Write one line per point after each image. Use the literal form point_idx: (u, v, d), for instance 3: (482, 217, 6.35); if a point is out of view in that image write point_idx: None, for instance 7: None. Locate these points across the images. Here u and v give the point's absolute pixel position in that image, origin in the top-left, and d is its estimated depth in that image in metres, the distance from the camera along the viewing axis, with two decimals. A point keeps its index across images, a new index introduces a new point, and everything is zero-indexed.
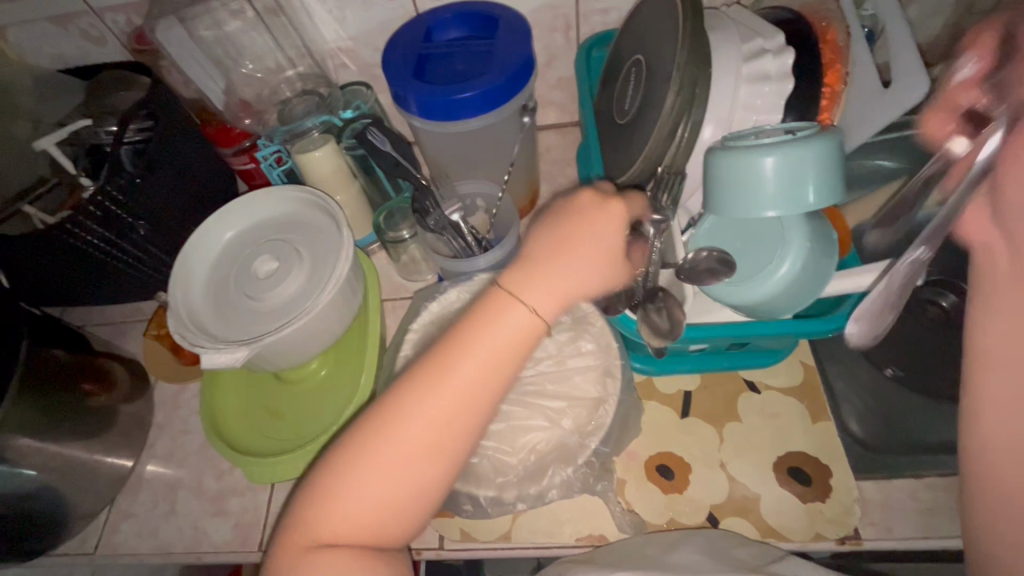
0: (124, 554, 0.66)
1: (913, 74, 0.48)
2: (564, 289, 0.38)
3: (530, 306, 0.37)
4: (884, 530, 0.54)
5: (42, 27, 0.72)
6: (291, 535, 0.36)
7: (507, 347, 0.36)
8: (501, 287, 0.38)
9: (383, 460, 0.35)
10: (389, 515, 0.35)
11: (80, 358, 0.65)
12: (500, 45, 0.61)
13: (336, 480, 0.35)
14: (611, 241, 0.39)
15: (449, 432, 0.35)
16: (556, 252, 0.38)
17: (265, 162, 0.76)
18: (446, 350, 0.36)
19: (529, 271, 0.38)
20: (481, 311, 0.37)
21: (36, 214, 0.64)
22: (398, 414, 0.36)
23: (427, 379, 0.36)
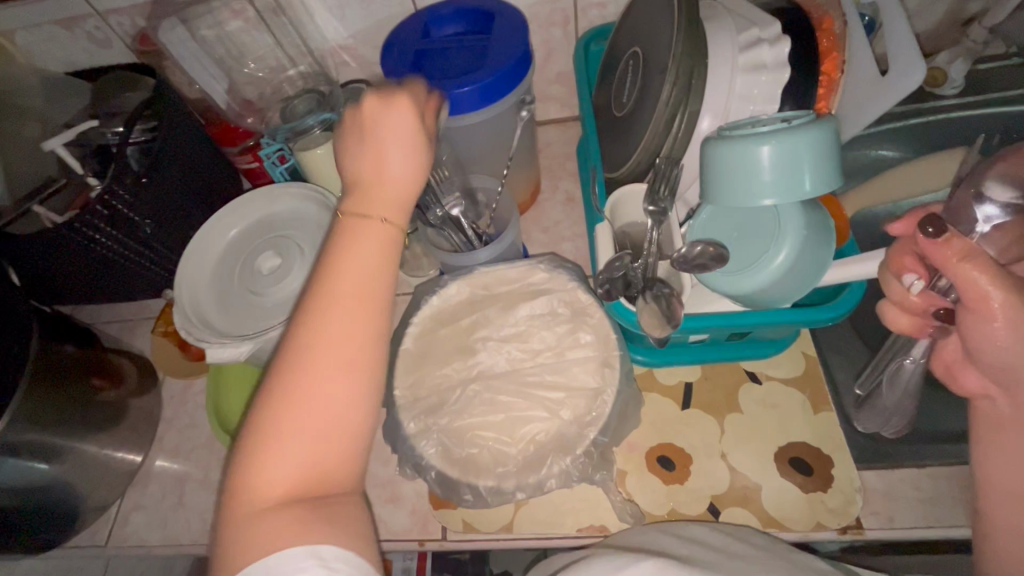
0: (135, 545, 0.68)
1: (909, 59, 0.48)
2: (401, 198, 0.40)
3: (383, 216, 0.38)
4: (886, 519, 0.54)
5: (48, 30, 0.73)
6: (231, 510, 0.33)
7: (377, 258, 0.37)
8: (358, 214, 0.38)
9: (299, 403, 0.33)
10: (325, 457, 0.34)
11: (90, 352, 0.67)
12: (497, 39, 0.61)
13: (256, 439, 0.33)
14: (410, 129, 0.41)
15: (356, 349, 0.35)
16: (371, 164, 0.40)
17: (269, 160, 0.77)
18: (320, 279, 0.36)
19: (362, 190, 0.40)
20: (340, 235, 0.38)
21: (45, 214, 0.66)
22: (303, 354, 0.34)
23: (314, 306, 0.35)
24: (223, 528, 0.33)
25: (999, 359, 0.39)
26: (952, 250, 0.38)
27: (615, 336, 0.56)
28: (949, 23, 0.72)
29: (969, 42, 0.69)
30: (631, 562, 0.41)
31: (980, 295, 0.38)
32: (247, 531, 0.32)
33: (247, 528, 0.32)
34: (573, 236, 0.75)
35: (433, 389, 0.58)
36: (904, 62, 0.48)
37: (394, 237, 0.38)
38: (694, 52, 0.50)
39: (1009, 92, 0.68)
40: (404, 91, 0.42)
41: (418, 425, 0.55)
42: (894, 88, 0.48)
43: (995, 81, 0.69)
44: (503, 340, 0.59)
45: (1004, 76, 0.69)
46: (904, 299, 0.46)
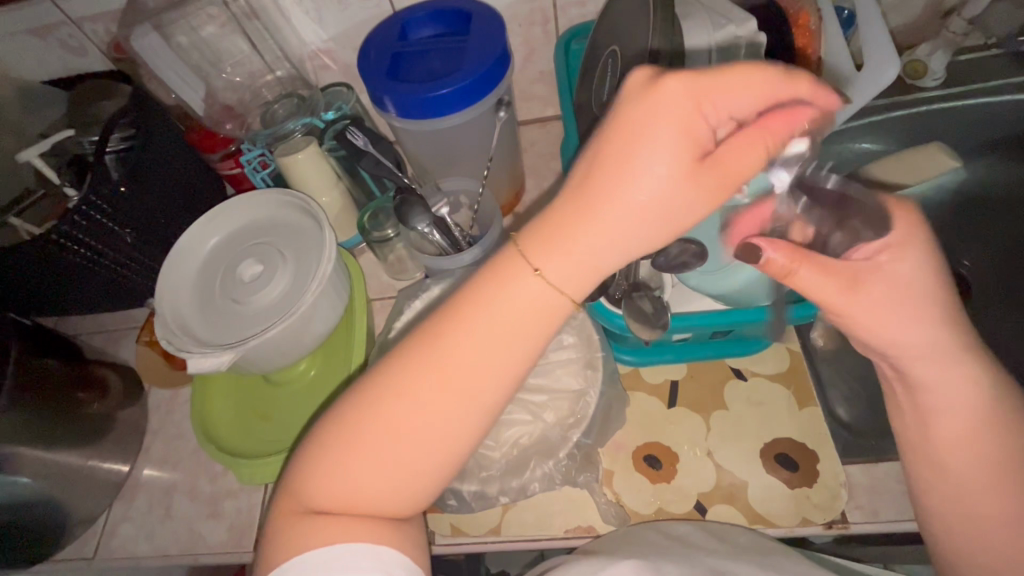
0: (123, 557, 0.68)
1: (884, 52, 0.48)
2: (598, 262, 0.32)
3: (547, 276, 0.32)
4: (871, 513, 0.54)
5: (22, 39, 0.72)
6: (292, 496, 0.35)
7: (528, 317, 0.33)
8: (525, 262, 0.33)
9: (378, 441, 0.33)
10: (398, 492, 0.34)
11: (73, 365, 0.66)
12: (473, 40, 0.61)
13: (340, 454, 0.34)
14: (677, 168, 0.31)
15: (456, 409, 0.33)
16: (587, 198, 0.32)
17: (249, 166, 0.76)
18: (450, 324, 0.33)
19: (549, 232, 0.33)
20: (491, 284, 0.33)
21: (21, 226, 0.64)
22: (396, 395, 0.33)
23: (422, 353, 0.33)
24: (283, 504, 0.35)
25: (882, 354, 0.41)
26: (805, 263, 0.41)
27: (598, 337, 0.56)
28: (929, 14, 0.72)
29: (949, 33, 0.69)
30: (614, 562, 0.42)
31: (824, 295, 0.40)
32: (309, 524, 0.34)
33: (307, 526, 0.34)
34: None
35: None
36: (879, 56, 0.48)
37: (563, 310, 0.33)
38: (673, 53, 0.50)
39: (989, 83, 0.68)
40: (666, 80, 0.31)
41: None
42: (871, 80, 0.48)
43: (975, 72, 0.70)
44: None
45: (983, 67, 0.69)
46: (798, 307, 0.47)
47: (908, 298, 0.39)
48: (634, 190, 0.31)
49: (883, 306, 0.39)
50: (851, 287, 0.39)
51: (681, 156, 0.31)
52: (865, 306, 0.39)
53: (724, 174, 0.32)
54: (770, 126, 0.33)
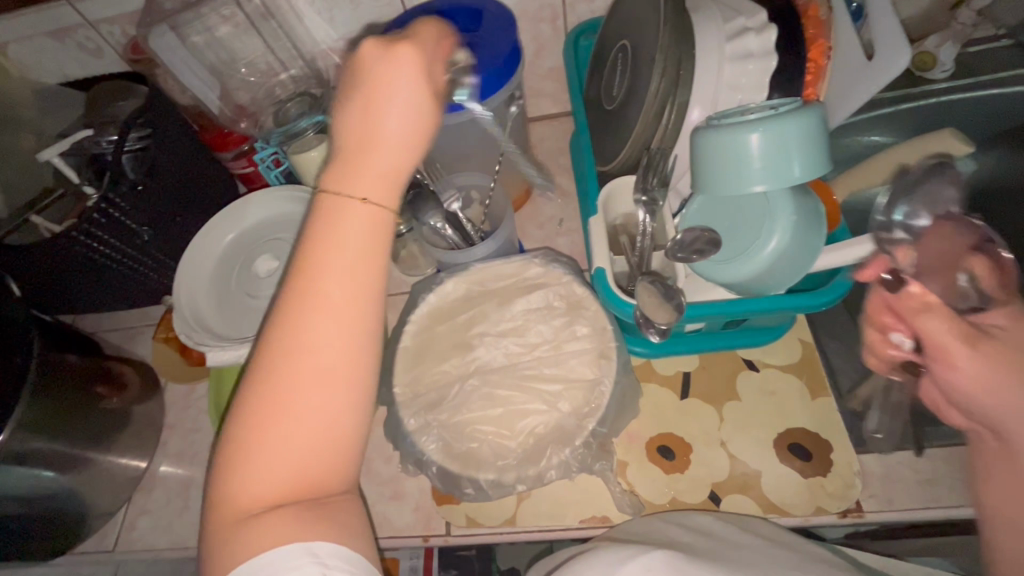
0: (142, 549, 0.69)
1: (892, 42, 0.49)
2: (397, 174, 0.34)
3: (368, 199, 0.33)
4: (885, 501, 0.54)
5: (40, 42, 0.73)
6: (219, 511, 0.32)
7: (368, 241, 0.33)
8: (334, 191, 0.33)
9: (272, 411, 0.31)
10: (317, 461, 0.32)
11: (93, 361, 0.67)
12: (485, 37, 0.61)
13: (240, 439, 0.31)
14: (415, 80, 0.33)
15: (340, 353, 0.32)
16: (368, 126, 0.33)
17: (262, 164, 0.78)
18: (300, 275, 0.32)
19: (348, 164, 0.33)
20: (319, 222, 0.32)
21: (42, 224, 0.66)
22: (281, 352, 0.31)
23: (294, 308, 0.31)
24: (211, 527, 0.32)
25: (978, 406, 0.38)
26: (914, 298, 0.40)
27: (612, 328, 0.57)
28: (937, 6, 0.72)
29: (958, 25, 0.69)
30: (643, 553, 0.43)
31: (940, 344, 0.38)
32: (238, 537, 0.31)
33: (241, 533, 0.31)
34: (568, 230, 0.75)
35: (432, 386, 0.58)
36: (888, 46, 0.49)
37: (388, 225, 0.33)
38: (681, 46, 0.52)
39: (997, 75, 0.68)
40: (381, 43, 0.33)
41: (417, 422, 0.55)
42: (881, 71, 0.49)
43: (982, 63, 0.70)
44: (500, 335, 0.59)
45: (991, 58, 0.70)
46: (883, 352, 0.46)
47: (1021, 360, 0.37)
48: (392, 115, 0.33)
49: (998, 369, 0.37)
50: (970, 341, 0.37)
51: (423, 89, 0.33)
52: (977, 364, 0.37)
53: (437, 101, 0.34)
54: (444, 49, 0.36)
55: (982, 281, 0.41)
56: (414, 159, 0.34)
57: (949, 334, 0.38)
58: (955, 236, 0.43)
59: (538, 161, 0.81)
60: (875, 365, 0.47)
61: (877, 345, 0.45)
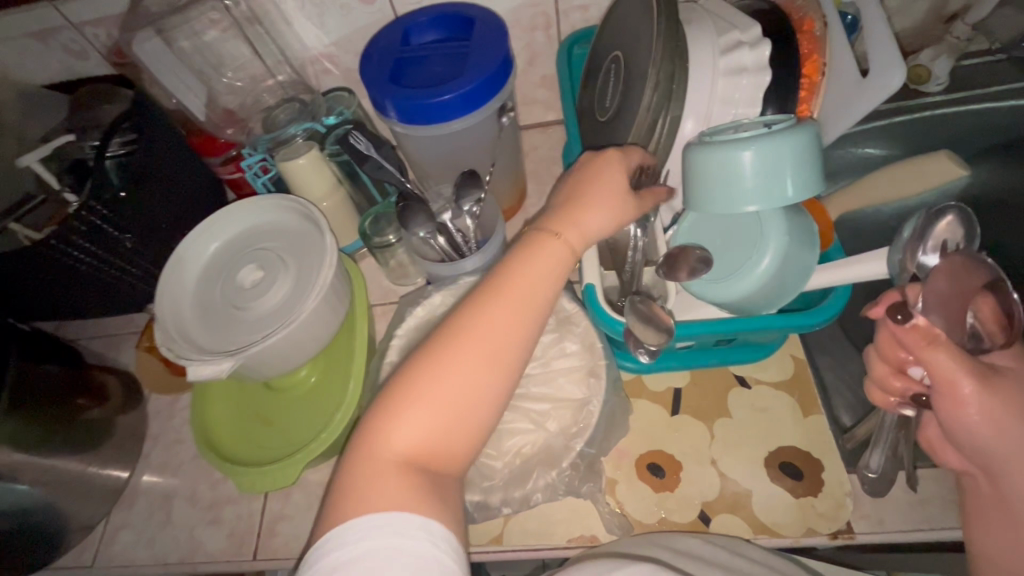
0: (122, 564, 0.67)
1: (889, 57, 0.47)
2: (589, 231, 0.43)
3: (567, 240, 0.41)
4: (877, 523, 0.54)
5: (23, 43, 0.72)
6: (361, 458, 0.35)
7: (553, 268, 0.40)
8: (546, 231, 0.41)
9: (434, 389, 0.35)
10: (450, 441, 0.36)
11: (74, 371, 0.66)
12: (475, 45, 0.60)
13: (392, 412, 0.35)
14: (623, 188, 0.44)
15: (501, 356, 0.37)
16: (579, 200, 0.43)
17: (250, 171, 0.75)
18: (502, 278, 0.39)
19: (564, 216, 0.43)
20: (525, 248, 0.40)
21: (21, 231, 0.64)
22: (445, 342, 0.36)
23: (490, 299, 0.38)
24: (344, 474, 0.35)
25: (976, 444, 0.39)
26: (917, 334, 0.38)
27: (601, 345, 0.56)
28: (932, 21, 0.72)
29: (953, 39, 0.70)
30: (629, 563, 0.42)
31: (950, 380, 0.37)
32: (370, 490, 0.34)
33: (376, 483, 0.34)
34: None
35: None
36: (884, 62, 0.48)
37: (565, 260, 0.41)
38: (674, 57, 0.49)
39: (992, 89, 0.68)
40: (608, 152, 0.46)
41: None
42: (880, 84, 0.47)
43: (978, 77, 0.70)
44: None
45: (986, 73, 0.69)
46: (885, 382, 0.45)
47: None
48: (597, 207, 0.43)
49: (1005, 408, 0.37)
50: (982, 379, 0.37)
51: (623, 171, 0.45)
52: (986, 403, 0.37)
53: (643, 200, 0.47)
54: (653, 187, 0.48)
55: (985, 326, 0.39)
56: (610, 231, 0.44)
57: (957, 370, 0.37)
58: (963, 279, 0.40)
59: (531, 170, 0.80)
60: (881, 401, 0.47)
61: (886, 378, 0.45)
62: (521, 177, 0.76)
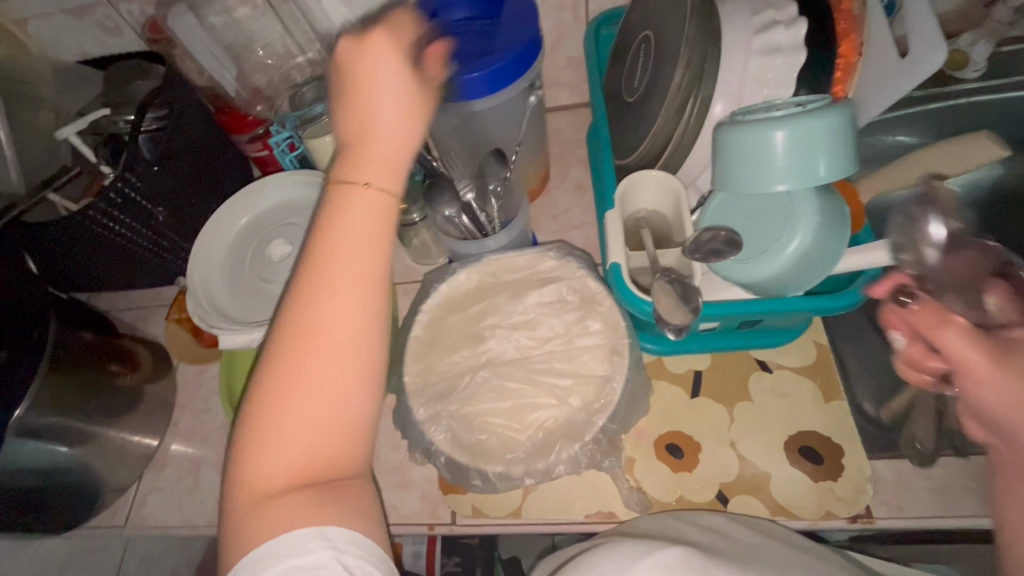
0: (152, 526, 0.70)
1: (931, 36, 0.46)
2: (393, 162, 0.34)
3: (376, 184, 0.33)
4: (896, 509, 0.54)
5: (60, 19, 0.73)
6: (235, 493, 0.31)
7: (377, 219, 0.33)
8: (346, 181, 0.33)
9: (283, 394, 0.31)
10: (324, 442, 0.31)
11: (108, 339, 0.68)
12: (505, 24, 0.60)
13: (251, 430, 0.31)
14: (398, 79, 0.34)
15: (349, 338, 0.31)
16: (355, 115, 0.34)
17: (277, 148, 0.78)
18: (320, 247, 0.32)
19: (355, 157, 0.34)
20: (330, 209, 0.33)
21: (60, 203, 0.67)
22: (288, 335, 0.31)
23: (311, 283, 0.32)
24: (227, 514, 0.32)
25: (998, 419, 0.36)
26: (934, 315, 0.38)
27: (625, 324, 0.56)
28: None
29: (993, 23, 0.65)
30: (658, 549, 0.42)
31: (961, 359, 0.36)
32: (255, 524, 0.31)
33: (260, 513, 0.31)
34: (582, 224, 0.75)
35: (442, 376, 0.58)
36: (925, 41, 0.47)
37: (378, 200, 0.33)
38: (707, 38, 0.51)
39: None
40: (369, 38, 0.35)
41: (427, 412, 0.55)
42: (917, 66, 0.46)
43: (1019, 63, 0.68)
44: (511, 328, 0.59)
45: None
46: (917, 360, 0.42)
47: None
48: (376, 104, 0.34)
49: None
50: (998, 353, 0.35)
51: (400, 72, 0.34)
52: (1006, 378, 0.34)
53: (430, 89, 0.36)
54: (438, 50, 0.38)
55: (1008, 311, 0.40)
56: (412, 150, 0.35)
57: (970, 349, 0.36)
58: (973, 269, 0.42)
59: (554, 152, 0.80)
60: (915, 379, 0.44)
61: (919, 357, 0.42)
62: (545, 158, 0.76)
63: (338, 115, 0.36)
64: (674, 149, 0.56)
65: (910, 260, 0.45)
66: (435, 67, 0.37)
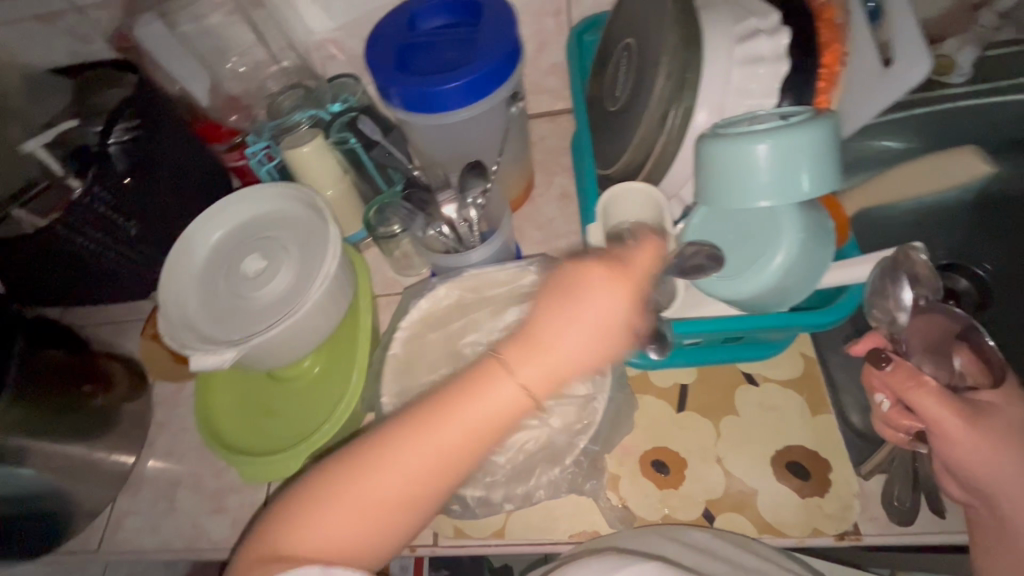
0: (127, 549, 0.68)
1: (914, 49, 0.46)
2: (557, 377, 0.36)
3: (522, 381, 0.35)
4: (885, 525, 0.53)
5: (28, 26, 0.71)
6: (261, 547, 0.34)
7: (498, 418, 0.34)
8: (503, 361, 0.35)
9: (340, 500, 0.33)
10: (359, 547, 0.33)
11: (81, 358, 0.66)
12: (483, 31, 0.59)
13: (297, 509, 0.34)
14: (593, 326, 0.35)
15: (414, 484, 0.34)
16: (546, 309, 0.36)
17: (254, 158, 0.73)
18: (439, 405, 0.34)
19: (530, 344, 0.35)
20: (472, 382, 0.35)
21: (26, 218, 0.64)
22: (373, 456, 0.34)
23: (412, 433, 0.34)
24: (245, 551, 0.34)
25: (974, 476, 0.38)
26: (908, 378, 0.40)
27: None
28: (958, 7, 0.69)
29: (978, 28, 0.67)
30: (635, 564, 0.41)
31: (942, 422, 0.38)
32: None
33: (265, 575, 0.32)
34: (567, 234, 0.73)
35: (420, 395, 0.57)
36: (909, 53, 0.46)
37: (522, 417, 0.35)
38: (687, 46, 0.50)
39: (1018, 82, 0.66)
40: (593, 285, 0.36)
41: None
42: (896, 83, 0.47)
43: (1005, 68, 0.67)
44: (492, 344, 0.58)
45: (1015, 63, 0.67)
46: (892, 419, 0.44)
47: (1013, 438, 0.38)
48: (559, 334, 0.35)
49: (991, 442, 0.37)
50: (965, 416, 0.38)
51: (616, 322, 0.36)
52: (975, 437, 0.37)
53: (633, 281, 0.37)
54: (632, 268, 0.37)
55: (967, 368, 0.41)
56: (556, 399, 0.36)
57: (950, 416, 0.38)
58: (936, 333, 0.43)
59: (538, 160, 0.78)
60: (890, 437, 0.46)
61: (892, 415, 0.44)
62: (528, 167, 0.75)
63: (554, 283, 0.37)
64: (657, 159, 0.55)
65: (882, 317, 0.46)
66: (641, 266, 0.37)
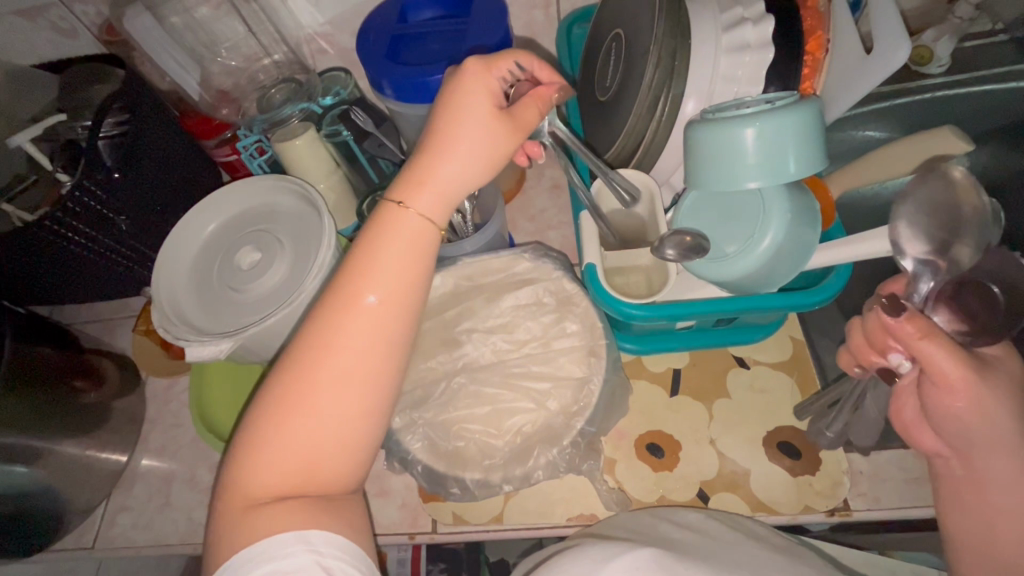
0: (122, 546, 0.67)
1: (894, 31, 0.48)
2: (450, 185, 0.37)
3: (419, 210, 0.36)
4: (872, 500, 0.54)
5: (10, 21, 0.70)
6: (233, 496, 0.35)
7: (411, 254, 0.36)
8: (393, 202, 0.36)
9: (297, 401, 0.34)
10: (327, 457, 0.34)
11: (69, 354, 0.65)
12: (474, 23, 0.59)
13: (256, 440, 0.34)
14: (488, 114, 0.38)
15: (370, 354, 0.34)
16: (433, 147, 0.37)
17: (246, 152, 0.75)
18: (350, 278, 0.35)
19: (414, 179, 0.37)
20: (376, 231, 0.36)
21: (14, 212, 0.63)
22: (308, 358, 0.34)
23: (327, 321, 0.34)
24: (225, 507, 0.35)
25: (968, 416, 0.39)
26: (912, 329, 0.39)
27: (602, 325, 0.57)
28: None
29: (955, 19, 0.67)
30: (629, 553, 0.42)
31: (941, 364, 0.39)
32: (240, 530, 0.34)
33: (255, 517, 0.34)
34: (559, 225, 0.74)
35: (418, 382, 0.59)
36: (888, 35, 0.48)
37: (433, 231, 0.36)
38: (677, 33, 0.51)
39: (995, 71, 0.67)
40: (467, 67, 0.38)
41: (403, 420, 0.56)
42: (879, 67, 0.48)
43: (982, 59, 0.69)
44: (489, 331, 0.60)
45: (990, 54, 0.69)
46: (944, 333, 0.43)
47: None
48: (456, 149, 0.37)
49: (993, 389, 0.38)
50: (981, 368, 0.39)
51: (489, 111, 0.38)
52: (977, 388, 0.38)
53: (523, 128, 0.40)
54: (542, 91, 0.42)
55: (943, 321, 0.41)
56: (482, 177, 0.38)
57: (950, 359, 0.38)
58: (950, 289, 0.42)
59: None
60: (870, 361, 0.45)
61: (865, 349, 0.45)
62: None
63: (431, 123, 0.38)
64: (646, 148, 0.55)
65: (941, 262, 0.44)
66: (526, 114, 0.40)
